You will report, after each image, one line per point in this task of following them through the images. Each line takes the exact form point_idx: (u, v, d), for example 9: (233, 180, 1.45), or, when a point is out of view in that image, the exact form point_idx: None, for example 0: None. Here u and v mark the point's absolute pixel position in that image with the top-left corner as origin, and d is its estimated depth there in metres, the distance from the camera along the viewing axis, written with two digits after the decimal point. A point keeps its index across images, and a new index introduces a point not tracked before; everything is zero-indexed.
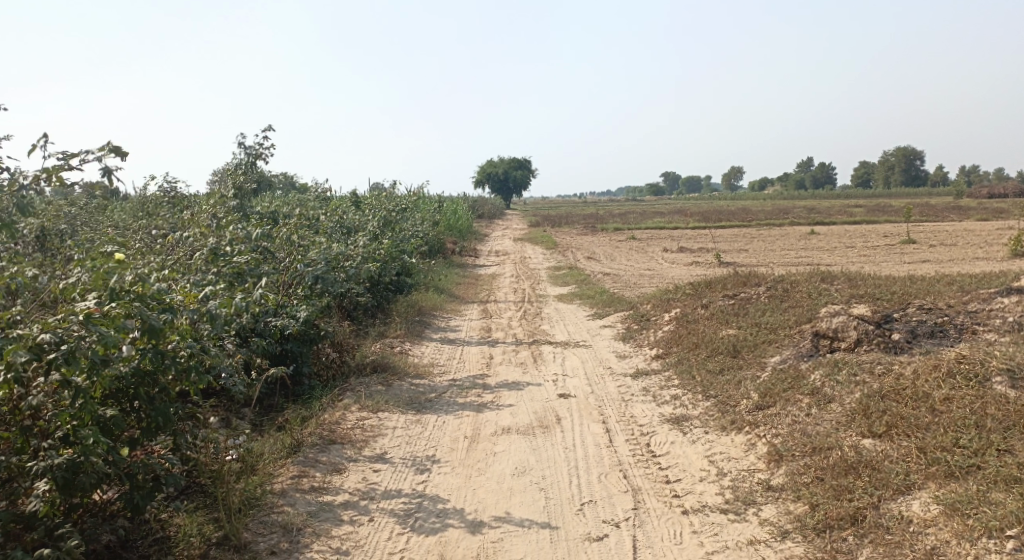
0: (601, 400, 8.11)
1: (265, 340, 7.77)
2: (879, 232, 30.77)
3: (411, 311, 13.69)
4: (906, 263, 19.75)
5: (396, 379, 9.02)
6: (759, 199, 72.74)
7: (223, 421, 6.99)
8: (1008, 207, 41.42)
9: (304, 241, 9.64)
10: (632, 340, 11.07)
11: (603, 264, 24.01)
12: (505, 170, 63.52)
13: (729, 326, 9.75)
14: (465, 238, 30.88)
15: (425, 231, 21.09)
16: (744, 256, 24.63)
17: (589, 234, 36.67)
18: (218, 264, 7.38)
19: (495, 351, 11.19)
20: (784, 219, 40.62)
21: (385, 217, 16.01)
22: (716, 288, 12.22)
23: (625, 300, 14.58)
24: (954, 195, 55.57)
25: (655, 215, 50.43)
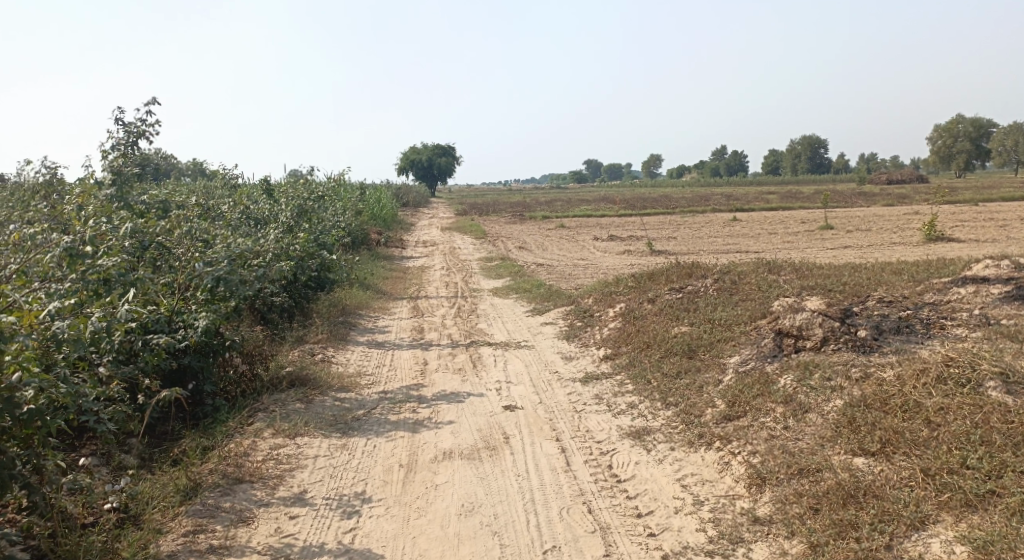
0: (550, 412, 7.58)
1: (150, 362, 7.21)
2: (801, 217, 30.89)
3: (334, 312, 12.75)
4: (830, 250, 19.62)
5: (318, 394, 8.57)
6: (682, 185, 73.42)
7: (104, 458, 6.65)
8: (916, 193, 42.55)
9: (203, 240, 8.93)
10: (575, 340, 10.37)
11: (534, 254, 23.34)
12: (429, 158, 62.33)
13: (680, 323, 9.11)
14: (390, 228, 29.87)
15: (347, 222, 20.08)
16: (674, 244, 24.29)
17: (517, 222, 36.09)
18: (80, 269, 6.48)
19: (427, 355, 10.34)
20: (707, 205, 40.81)
21: (301, 207, 14.97)
22: (659, 280, 11.58)
23: (564, 294, 13.87)
24: (863, 180, 56.93)
25: (583, 202, 50.14)
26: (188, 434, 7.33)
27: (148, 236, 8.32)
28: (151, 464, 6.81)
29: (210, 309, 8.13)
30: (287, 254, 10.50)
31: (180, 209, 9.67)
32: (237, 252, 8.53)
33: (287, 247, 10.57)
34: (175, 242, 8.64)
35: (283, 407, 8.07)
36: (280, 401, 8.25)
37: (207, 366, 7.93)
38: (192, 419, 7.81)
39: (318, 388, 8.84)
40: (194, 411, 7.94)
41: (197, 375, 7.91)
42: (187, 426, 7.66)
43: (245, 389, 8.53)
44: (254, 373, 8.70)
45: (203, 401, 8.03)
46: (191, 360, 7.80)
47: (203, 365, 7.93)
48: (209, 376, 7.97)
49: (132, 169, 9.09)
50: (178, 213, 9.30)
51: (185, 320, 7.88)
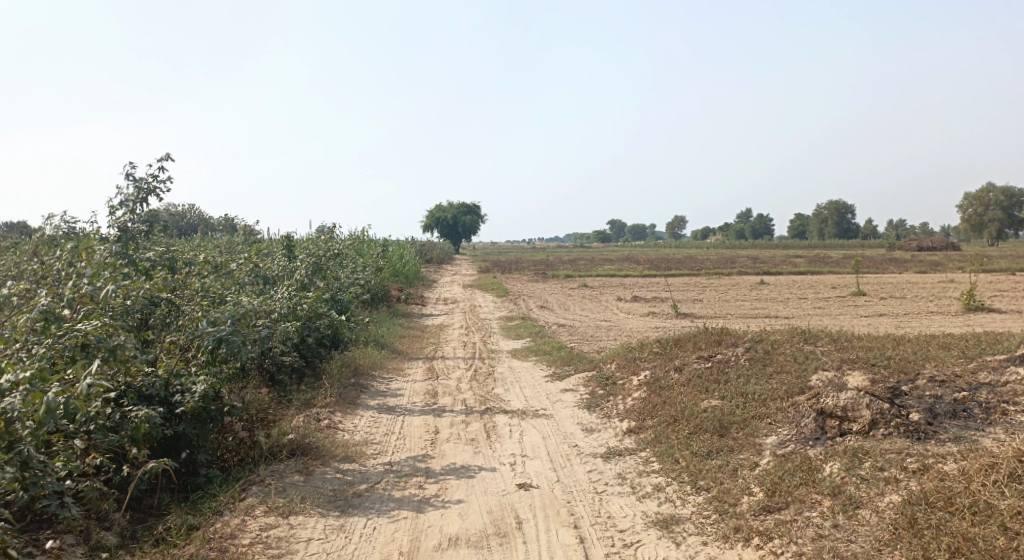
0: (568, 493, 6.97)
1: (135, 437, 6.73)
2: (828, 282, 30.13)
3: (344, 373, 12.19)
4: (863, 317, 18.86)
5: (320, 465, 8.01)
6: (706, 247, 72.79)
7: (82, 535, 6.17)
8: (948, 259, 41.61)
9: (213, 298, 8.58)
10: (596, 410, 9.73)
11: (555, 315, 22.75)
12: (454, 216, 62.34)
13: (710, 396, 8.46)
14: (411, 284, 29.45)
15: (365, 279, 19.67)
16: (700, 307, 23.63)
17: (540, 281, 35.58)
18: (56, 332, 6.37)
19: (438, 423, 9.73)
20: (733, 267, 40.17)
21: (316, 263, 14.57)
22: (686, 348, 10.94)
23: (586, 358, 13.24)
24: (891, 245, 56.05)
25: (607, 262, 49.64)
26: (177, 509, 6.79)
27: (156, 295, 8.01)
28: (131, 543, 6.30)
29: (210, 370, 7.72)
30: (296, 312, 10.00)
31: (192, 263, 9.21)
32: (244, 310, 8.10)
33: (295, 304, 10.08)
34: (184, 300, 8.34)
35: (281, 480, 7.49)
36: (277, 472, 7.68)
37: (203, 434, 7.46)
38: (181, 490, 7.25)
39: (320, 458, 8.25)
40: (186, 481, 7.41)
41: (191, 442, 7.43)
42: (176, 497, 7.09)
43: (241, 457, 7.96)
44: (252, 439, 8.14)
45: (196, 471, 7.51)
46: (186, 426, 7.35)
47: (199, 432, 7.45)
48: (204, 445, 7.49)
49: (139, 224, 8.60)
50: (187, 269, 8.88)
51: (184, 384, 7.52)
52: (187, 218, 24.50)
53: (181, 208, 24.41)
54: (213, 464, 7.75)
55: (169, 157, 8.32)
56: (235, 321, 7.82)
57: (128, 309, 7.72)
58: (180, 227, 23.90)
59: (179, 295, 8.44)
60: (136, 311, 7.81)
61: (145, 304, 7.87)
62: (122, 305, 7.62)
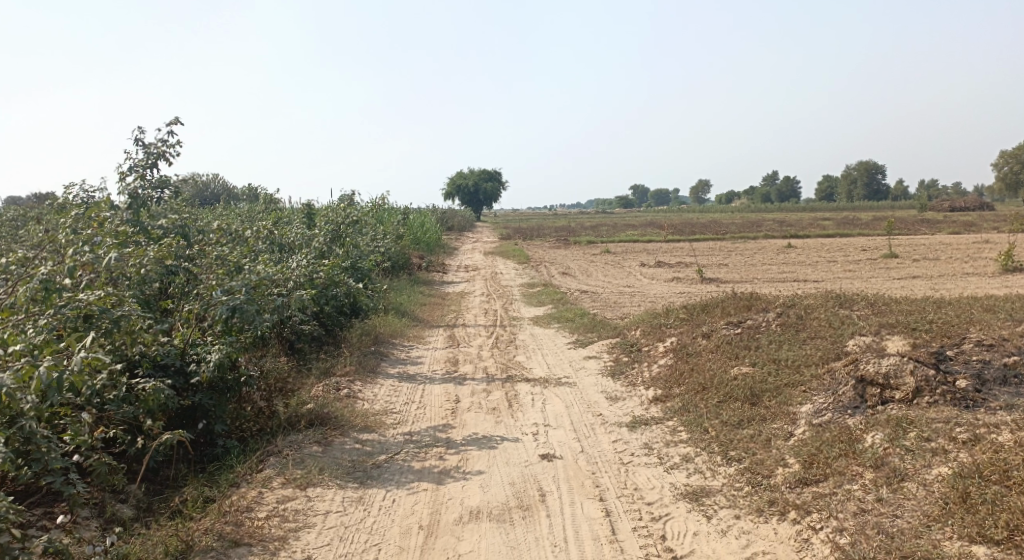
0: (594, 463, 6.71)
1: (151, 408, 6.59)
2: (857, 245, 29.52)
3: (364, 341, 11.98)
4: (895, 280, 18.37)
5: (338, 435, 7.80)
6: (730, 212, 71.94)
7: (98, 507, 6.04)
8: (979, 220, 40.70)
9: (232, 264, 8.36)
10: (621, 378, 9.44)
11: (578, 281, 22.42)
12: (475, 183, 61.93)
13: (741, 363, 8.15)
14: (433, 253, 29.22)
15: (386, 246, 19.44)
16: (725, 272, 23.20)
17: (562, 248, 35.27)
18: (56, 303, 6.28)
19: (459, 392, 9.49)
20: (758, 232, 39.55)
21: (335, 230, 14.34)
22: (713, 313, 10.60)
23: (610, 325, 12.93)
24: (920, 208, 55.02)
25: (629, 228, 49.09)
26: (192, 480, 6.61)
27: (173, 262, 7.84)
28: (148, 516, 6.09)
29: (225, 340, 7.51)
30: (312, 281, 9.73)
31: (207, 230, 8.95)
32: (259, 279, 7.85)
33: (312, 272, 9.81)
34: (202, 267, 8.15)
35: (298, 450, 7.29)
36: (295, 442, 7.49)
37: (220, 404, 7.27)
38: (197, 461, 7.08)
39: (339, 428, 8.05)
40: (203, 452, 7.24)
41: (208, 413, 7.25)
42: (192, 468, 6.91)
43: (259, 428, 7.77)
44: (269, 409, 7.94)
45: (213, 442, 7.34)
46: (202, 396, 7.16)
47: (216, 402, 7.26)
48: (221, 415, 7.30)
49: (151, 190, 8.32)
50: (201, 236, 8.62)
51: (199, 354, 7.33)
52: (207, 188, 24.34)
53: (201, 178, 24.26)
54: (229, 434, 7.57)
55: (179, 121, 7.98)
56: (250, 290, 7.57)
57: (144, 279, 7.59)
58: (200, 196, 23.75)
59: (199, 262, 8.27)
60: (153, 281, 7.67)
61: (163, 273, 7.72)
62: (135, 274, 7.46)
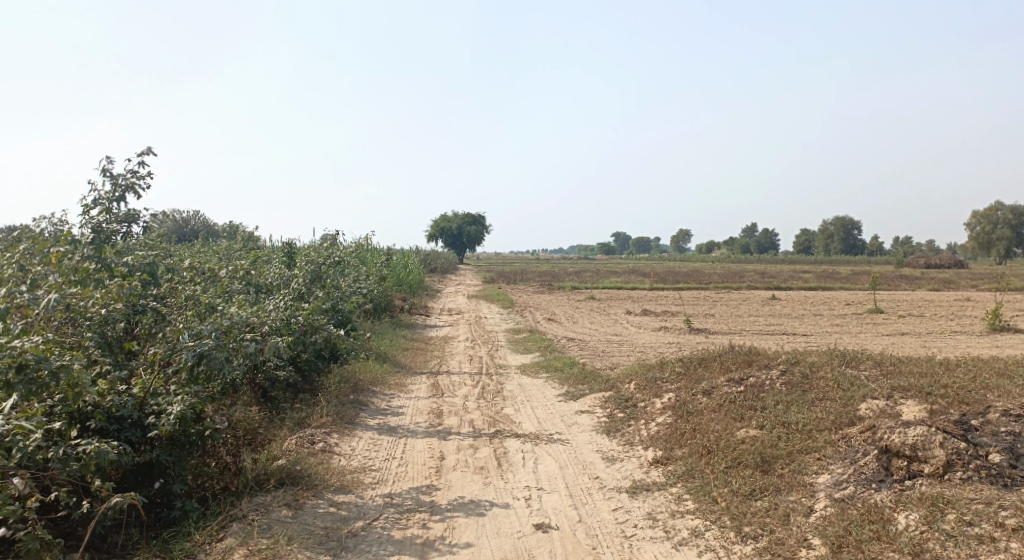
0: (591, 536, 6.18)
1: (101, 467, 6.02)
2: (844, 298, 29.23)
3: (343, 388, 11.36)
4: (888, 336, 18.03)
5: (311, 497, 7.19)
6: (713, 261, 71.97)
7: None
8: (962, 276, 40.71)
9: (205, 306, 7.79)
10: (616, 437, 8.89)
11: (564, 328, 21.90)
12: (459, 226, 61.61)
13: (747, 425, 7.64)
14: (415, 294, 28.67)
15: (368, 288, 18.88)
16: (714, 322, 22.82)
17: (546, 292, 34.83)
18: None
19: (443, 448, 8.90)
20: (742, 281, 39.33)
21: (316, 270, 13.80)
22: (712, 369, 10.09)
23: (600, 377, 12.38)
24: (902, 262, 55.21)
25: (613, 274, 48.74)
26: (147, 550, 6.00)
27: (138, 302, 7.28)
28: None
29: (190, 388, 6.92)
30: (287, 326, 9.13)
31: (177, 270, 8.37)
32: (229, 323, 7.27)
33: (287, 315, 9.22)
34: (173, 308, 7.59)
35: (266, 515, 6.68)
36: (262, 505, 6.87)
37: (180, 461, 6.68)
38: (151, 525, 6.46)
39: (312, 488, 7.42)
40: (160, 515, 6.63)
41: (166, 471, 6.66)
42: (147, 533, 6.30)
43: (221, 486, 7.14)
44: (237, 465, 7.35)
45: (172, 502, 6.73)
46: (160, 452, 6.58)
47: (175, 459, 6.67)
48: (181, 473, 6.71)
49: (117, 224, 7.68)
50: (168, 276, 8.05)
51: (160, 405, 6.75)
52: (188, 223, 23.76)
53: (181, 213, 23.69)
54: (189, 494, 6.95)
55: (150, 151, 7.46)
56: (218, 335, 6.98)
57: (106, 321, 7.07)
58: (180, 233, 23.15)
59: (169, 302, 7.70)
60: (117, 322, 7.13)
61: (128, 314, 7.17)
62: (94, 317, 6.93)
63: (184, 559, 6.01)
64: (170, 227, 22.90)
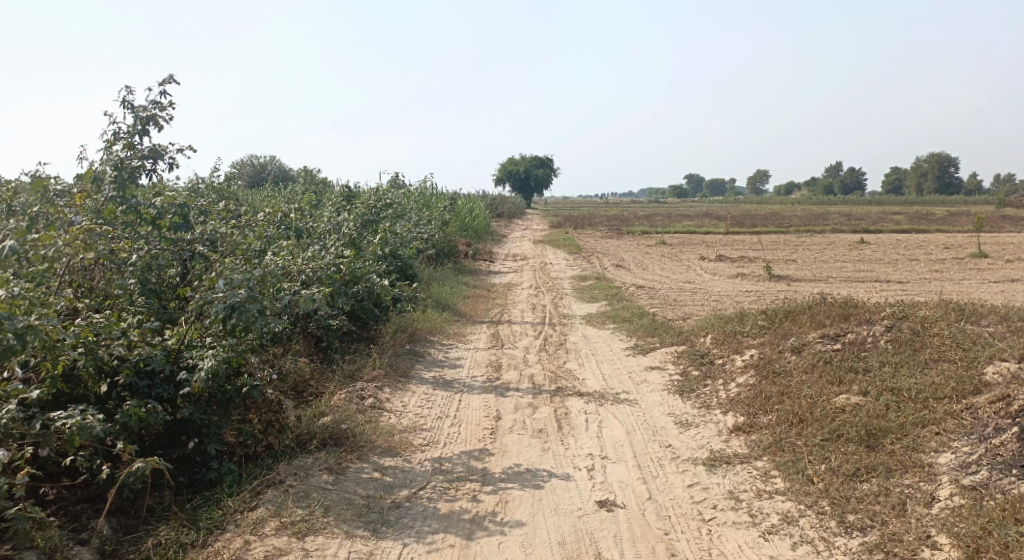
0: (667, 517, 5.34)
1: (123, 429, 5.36)
2: (938, 243, 27.33)
3: (398, 338, 10.69)
4: (991, 284, 16.56)
5: (354, 459, 6.50)
6: (789, 205, 69.39)
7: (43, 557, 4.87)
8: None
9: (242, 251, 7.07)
10: (692, 398, 7.99)
11: (633, 275, 20.90)
12: (527, 170, 60.53)
13: (846, 392, 6.68)
14: (482, 240, 27.96)
15: (430, 233, 18.20)
16: (795, 268, 21.51)
17: (616, 237, 33.79)
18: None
19: (501, 406, 8.12)
20: (824, 225, 37.46)
21: (375, 215, 13.11)
22: (800, 324, 9.06)
23: (673, 329, 11.43)
24: (996, 205, 51.99)
25: (685, 219, 47.15)
26: (172, 519, 5.35)
27: (163, 252, 6.62)
28: None
29: (225, 342, 6.20)
30: (332, 278, 8.37)
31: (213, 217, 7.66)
32: (264, 272, 6.51)
33: (333, 264, 8.48)
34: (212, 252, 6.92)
35: (305, 481, 5.97)
36: (302, 468, 6.16)
37: (216, 420, 5.99)
38: (185, 491, 5.80)
39: (357, 450, 6.69)
40: (196, 476, 6.00)
41: (201, 431, 5.98)
42: (177, 498, 5.68)
43: (262, 447, 6.45)
44: (280, 423, 6.67)
45: (210, 463, 6.08)
46: (193, 411, 5.88)
47: (210, 419, 5.97)
48: (218, 434, 6.03)
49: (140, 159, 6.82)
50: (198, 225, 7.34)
51: (193, 359, 6.06)
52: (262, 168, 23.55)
53: (255, 158, 23.46)
54: (227, 455, 6.29)
55: (174, 79, 6.67)
56: (252, 284, 6.24)
57: (150, 268, 6.47)
58: (253, 177, 22.96)
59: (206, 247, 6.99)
60: (156, 271, 6.52)
61: (165, 264, 6.55)
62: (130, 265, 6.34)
63: (209, 531, 5.33)
64: (238, 171, 22.63)
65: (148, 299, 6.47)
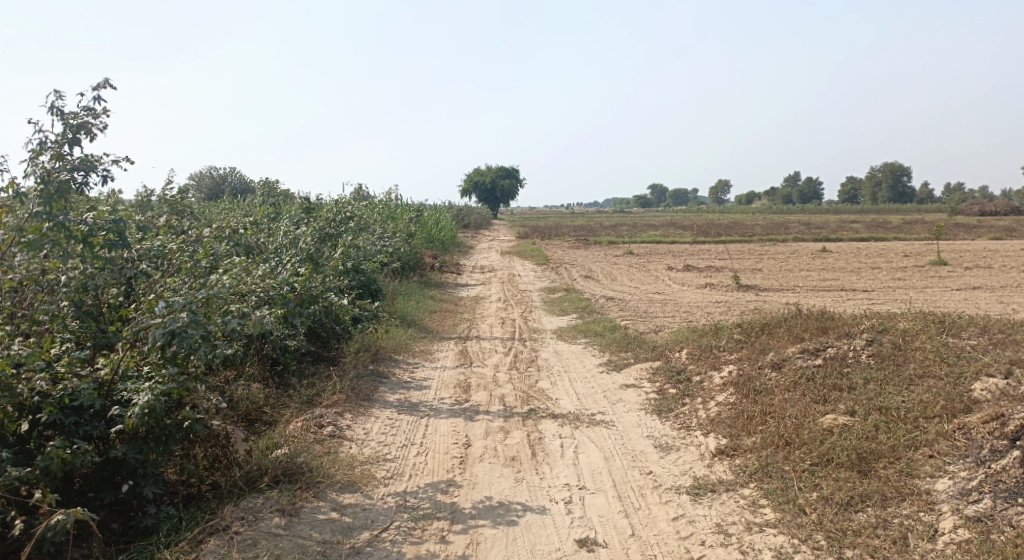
0: None
1: (41, 477, 5.11)
2: (902, 250, 27.40)
3: (361, 358, 10.23)
4: (960, 292, 16.48)
5: (311, 499, 6.09)
6: (753, 212, 69.78)
7: None
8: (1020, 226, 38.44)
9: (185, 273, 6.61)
10: (670, 419, 7.64)
11: (602, 286, 20.58)
12: (493, 180, 60.19)
13: (832, 411, 6.38)
14: (448, 251, 27.51)
15: (395, 245, 17.74)
16: (763, 278, 21.35)
17: (584, 247, 33.55)
18: None
19: (470, 431, 7.71)
20: (789, 232, 37.50)
21: (337, 228, 12.64)
22: (779, 337, 8.76)
23: (647, 343, 11.10)
24: (954, 211, 52.73)
25: (651, 228, 47.00)
26: None
27: (96, 274, 6.39)
28: None
29: (165, 371, 5.77)
30: (286, 297, 7.91)
31: (155, 234, 7.21)
32: (208, 294, 6.06)
33: (287, 282, 8.01)
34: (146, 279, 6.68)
35: (253, 526, 5.67)
36: (250, 511, 5.84)
37: (152, 459, 5.64)
38: (116, 538, 5.53)
39: (313, 488, 6.27)
40: (129, 522, 5.65)
41: (136, 472, 5.62)
42: (107, 551, 5.35)
43: (206, 485, 6.10)
44: (230, 458, 6.27)
45: (145, 507, 5.73)
46: (127, 450, 5.52)
47: (146, 458, 5.62)
48: (155, 474, 5.67)
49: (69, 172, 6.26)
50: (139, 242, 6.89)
51: (127, 392, 5.65)
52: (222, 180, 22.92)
53: (214, 169, 22.82)
54: (166, 495, 5.93)
55: (109, 86, 6.26)
56: (194, 309, 5.79)
57: (82, 289, 6.30)
58: (211, 189, 22.34)
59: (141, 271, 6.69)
60: (91, 292, 6.36)
61: (94, 288, 6.36)
62: (69, 284, 6.20)
63: None
64: (195, 183, 21.98)
65: (83, 322, 6.27)
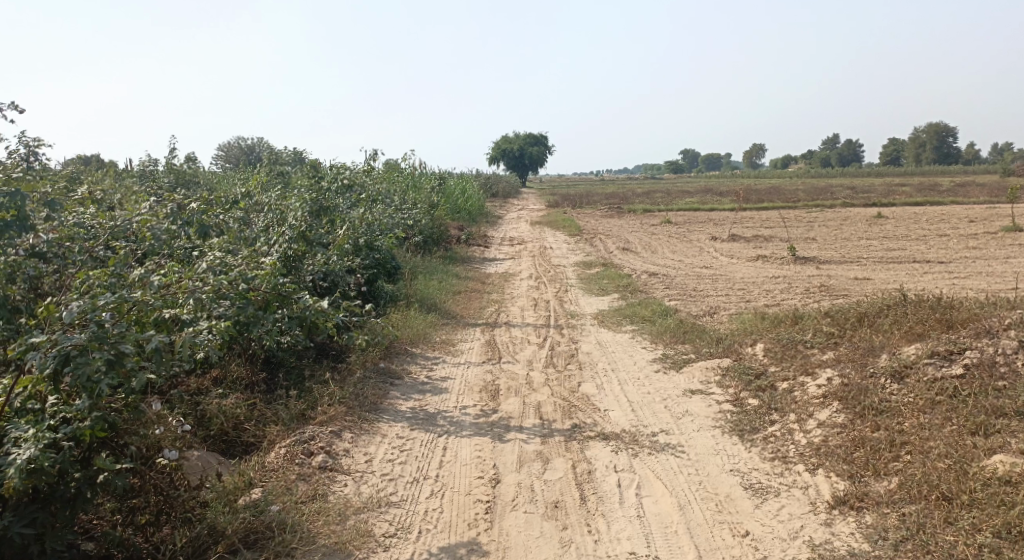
0: None
1: None
2: (960, 216, 25.09)
3: (370, 355, 8.52)
4: None
5: None
6: (789, 178, 67.21)
7: None
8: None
9: (103, 278, 4.92)
10: (759, 444, 5.87)
11: (642, 260, 18.70)
12: (521, 146, 58.19)
13: (1001, 448, 4.76)
14: (475, 222, 25.75)
15: (415, 217, 16.00)
16: (818, 248, 19.40)
17: (616, 216, 31.67)
18: None
19: (499, 458, 5.99)
20: (834, 198, 35.22)
21: (341, 203, 10.91)
22: (888, 335, 6.91)
23: (708, 333, 9.29)
24: (1004, 173, 49.91)
25: (683, 195, 44.75)
26: None
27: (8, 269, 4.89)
28: None
29: (69, 406, 4.17)
30: (247, 296, 5.75)
31: (67, 213, 5.66)
32: (125, 298, 4.40)
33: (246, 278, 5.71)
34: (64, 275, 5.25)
35: None
36: None
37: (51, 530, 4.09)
38: None
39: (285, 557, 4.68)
40: None
41: (28, 550, 4.10)
42: None
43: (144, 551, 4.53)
44: (178, 511, 4.70)
45: None
46: (11, 522, 4.00)
47: (42, 530, 4.08)
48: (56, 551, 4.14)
49: None
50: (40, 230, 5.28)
51: (14, 439, 4.07)
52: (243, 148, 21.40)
53: (240, 139, 21.32)
54: None
55: None
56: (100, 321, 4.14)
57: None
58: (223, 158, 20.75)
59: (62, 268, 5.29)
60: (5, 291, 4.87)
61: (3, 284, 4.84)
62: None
63: None
64: (217, 153, 20.58)
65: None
